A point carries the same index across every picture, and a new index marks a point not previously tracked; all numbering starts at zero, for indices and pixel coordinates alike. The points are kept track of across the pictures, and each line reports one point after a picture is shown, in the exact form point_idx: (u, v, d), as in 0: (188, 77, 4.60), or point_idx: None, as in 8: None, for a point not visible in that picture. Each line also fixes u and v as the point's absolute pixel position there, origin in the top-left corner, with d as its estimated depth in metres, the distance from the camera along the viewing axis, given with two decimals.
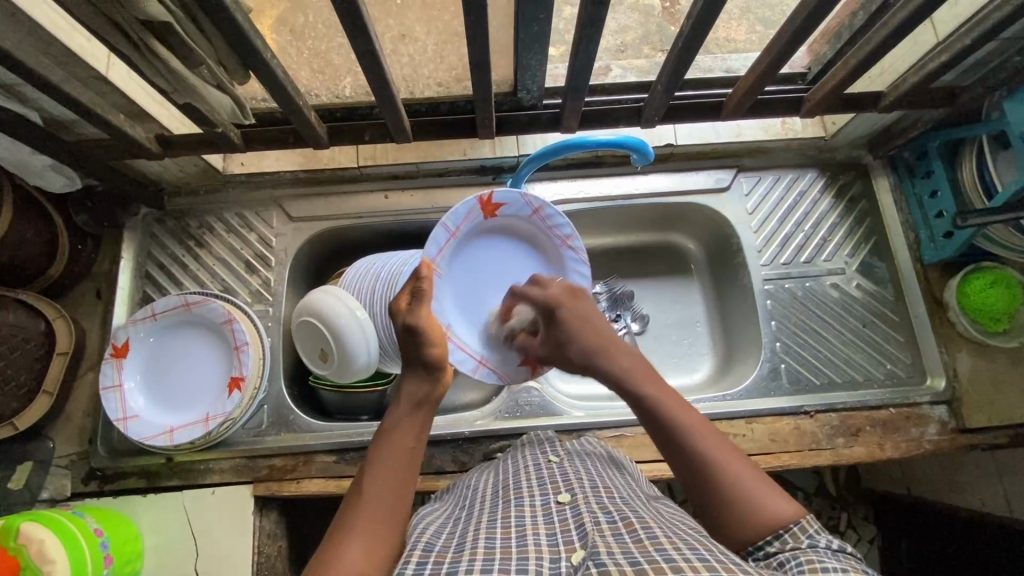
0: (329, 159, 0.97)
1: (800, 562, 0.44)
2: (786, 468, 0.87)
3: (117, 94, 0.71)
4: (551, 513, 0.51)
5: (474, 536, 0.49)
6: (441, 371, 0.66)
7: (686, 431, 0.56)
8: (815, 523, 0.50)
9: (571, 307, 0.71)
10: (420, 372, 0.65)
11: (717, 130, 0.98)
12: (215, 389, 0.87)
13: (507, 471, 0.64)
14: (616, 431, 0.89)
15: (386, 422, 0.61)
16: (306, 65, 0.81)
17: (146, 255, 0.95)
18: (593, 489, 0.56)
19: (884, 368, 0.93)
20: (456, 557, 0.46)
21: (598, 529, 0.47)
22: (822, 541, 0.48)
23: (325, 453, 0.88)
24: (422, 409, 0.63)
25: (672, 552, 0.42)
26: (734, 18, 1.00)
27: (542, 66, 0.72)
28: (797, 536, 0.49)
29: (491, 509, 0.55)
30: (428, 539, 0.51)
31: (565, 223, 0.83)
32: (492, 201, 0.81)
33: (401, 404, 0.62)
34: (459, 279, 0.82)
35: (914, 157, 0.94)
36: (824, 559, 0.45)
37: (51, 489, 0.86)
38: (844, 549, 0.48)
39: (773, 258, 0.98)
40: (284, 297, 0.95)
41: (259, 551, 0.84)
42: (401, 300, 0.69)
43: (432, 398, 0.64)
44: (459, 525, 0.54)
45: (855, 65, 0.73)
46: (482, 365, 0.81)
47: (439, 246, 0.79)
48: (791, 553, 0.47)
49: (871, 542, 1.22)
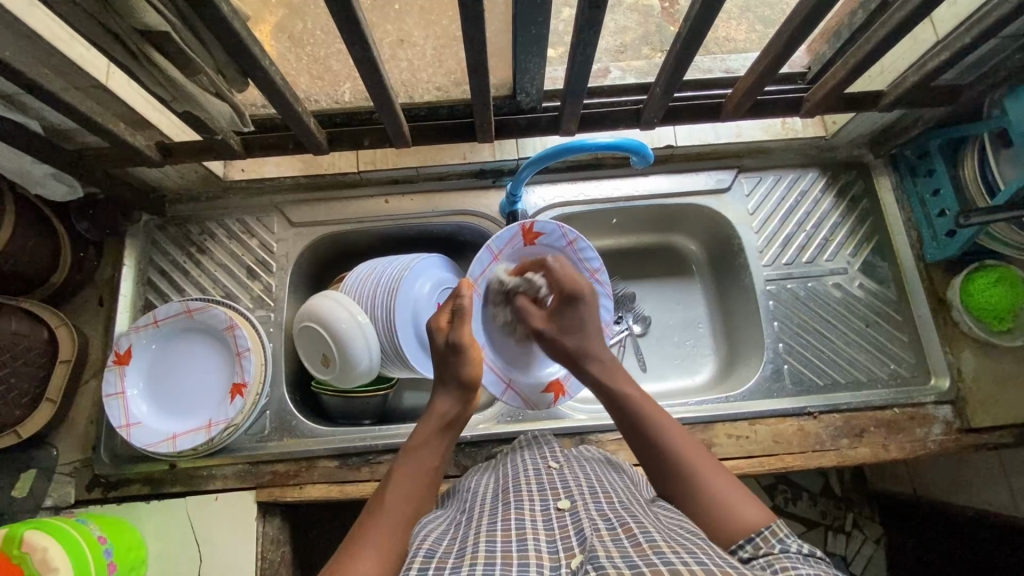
0: (328, 165, 0.97)
1: (774, 568, 0.45)
2: (789, 469, 0.87)
3: (117, 102, 0.71)
4: (549, 519, 0.51)
5: (475, 541, 0.49)
6: (474, 391, 0.70)
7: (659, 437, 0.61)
8: (785, 529, 0.51)
9: (588, 302, 0.78)
10: (455, 392, 0.69)
11: (716, 130, 0.98)
12: (218, 395, 0.87)
13: (506, 475, 0.64)
14: (618, 435, 0.88)
15: (414, 438, 0.65)
16: (305, 71, 0.83)
17: (148, 262, 0.95)
18: (591, 494, 0.56)
19: (888, 368, 0.93)
20: (457, 562, 0.46)
21: (598, 535, 0.47)
22: (793, 547, 0.48)
23: (327, 458, 0.88)
24: (450, 432, 0.67)
25: (671, 556, 0.42)
26: (733, 18, 1.00)
27: (541, 69, 0.72)
28: (768, 540, 0.50)
29: (492, 513, 0.55)
30: (430, 546, 0.50)
31: (594, 258, 0.88)
32: (533, 230, 0.86)
33: (432, 421, 0.66)
34: (500, 303, 0.90)
35: (915, 155, 0.94)
36: (796, 565, 0.45)
37: (55, 496, 0.86)
38: (814, 554, 0.49)
39: (775, 258, 0.97)
40: (286, 302, 0.95)
41: (262, 557, 0.84)
42: (442, 318, 0.73)
43: (459, 421, 0.68)
44: (461, 530, 0.54)
45: (854, 65, 0.72)
46: (509, 389, 0.88)
47: (483, 267, 0.86)
48: (765, 559, 0.47)
49: (877, 543, 1.20)
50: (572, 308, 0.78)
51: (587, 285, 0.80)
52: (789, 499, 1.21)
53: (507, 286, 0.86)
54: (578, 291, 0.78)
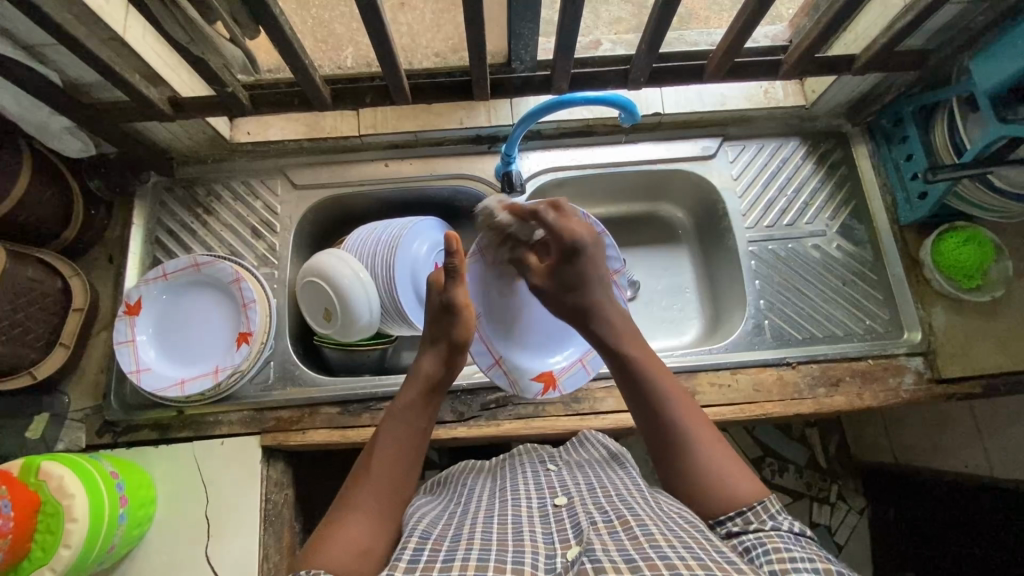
0: (331, 129, 1.00)
1: (766, 548, 0.51)
2: (769, 416, 0.91)
3: (132, 55, 0.74)
4: (547, 515, 0.57)
5: (470, 529, 0.54)
6: (457, 354, 0.72)
7: (665, 396, 0.66)
8: (777, 505, 0.57)
9: (590, 253, 0.79)
10: (440, 352, 0.71)
11: (702, 98, 1.02)
12: (225, 345, 0.91)
13: (505, 476, 0.70)
14: (607, 382, 0.93)
15: (398, 401, 0.67)
16: (311, 33, 0.91)
17: (156, 222, 0.99)
18: (589, 489, 0.61)
19: (863, 324, 0.97)
20: (453, 546, 0.51)
21: (594, 527, 0.51)
22: (783, 524, 0.55)
23: (329, 405, 0.91)
24: (436, 394, 0.69)
25: (668, 550, 0.46)
26: (723, 10, 1.07)
27: (534, 35, 0.78)
28: (760, 516, 0.55)
29: (490, 506, 0.60)
30: (425, 526, 0.56)
31: (616, 256, 0.88)
32: None
33: (417, 384, 0.68)
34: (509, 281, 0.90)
35: (891, 123, 0.99)
36: (789, 546, 0.51)
37: (67, 440, 0.89)
38: (804, 533, 0.55)
39: (757, 221, 1.02)
40: (290, 260, 0.99)
41: (266, 499, 0.88)
42: (438, 276, 0.76)
43: (443, 384, 0.69)
44: (456, 518, 0.59)
45: (825, 26, 0.77)
46: (498, 366, 0.86)
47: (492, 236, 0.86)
48: (757, 538, 0.53)
49: (860, 513, 1.27)
50: (574, 261, 0.78)
51: (592, 239, 0.79)
52: (776, 472, 1.28)
53: (501, 224, 0.83)
54: (579, 244, 0.78)
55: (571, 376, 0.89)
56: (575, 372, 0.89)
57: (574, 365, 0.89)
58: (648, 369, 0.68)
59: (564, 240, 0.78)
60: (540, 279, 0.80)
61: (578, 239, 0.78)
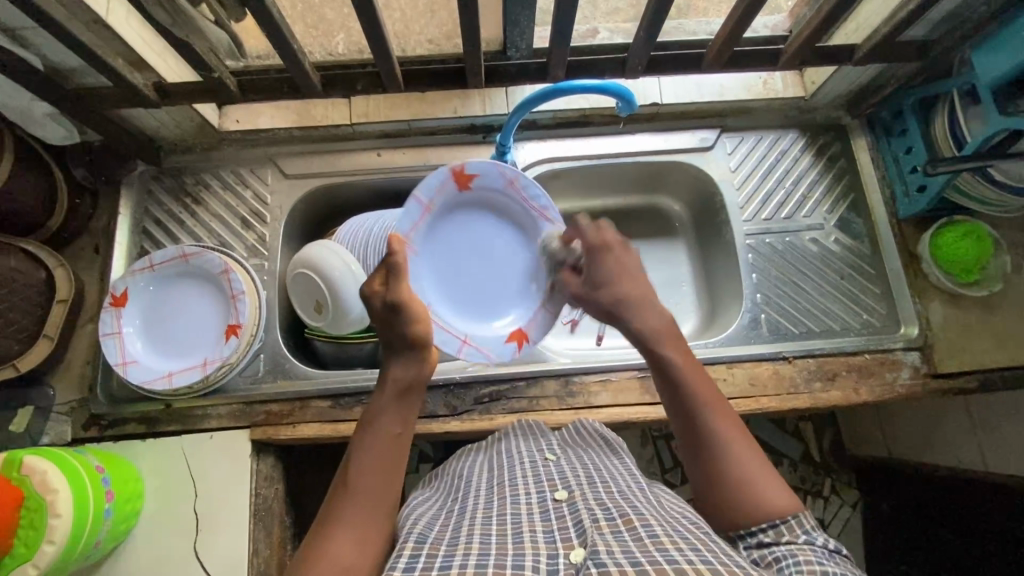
0: (322, 116, 0.99)
1: (799, 562, 0.50)
2: (765, 410, 0.90)
3: (116, 39, 0.72)
4: (546, 510, 0.55)
5: (468, 531, 0.53)
6: (424, 351, 0.66)
7: (700, 402, 0.62)
8: (810, 520, 0.56)
9: (619, 254, 0.74)
10: (408, 357, 0.66)
11: (701, 88, 1.01)
12: (214, 337, 0.89)
13: (501, 465, 0.68)
14: (602, 376, 0.92)
15: (370, 409, 0.63)
16: (301, 19, 0.90)
17: (143, 211, 0.97)
18: (590, 484, 0.60)
19: (860, 318, 0.96)
20: (451, 550, 0.49)
21: (597, 526, 0.50)
22: (818, 539, 0.54)
23: (320, 398, 0.90)
24: (410, 395, 0.64)
25: (674, 554, 0.45)
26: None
27: (530, 22, 0.76)
28: (794, 531, 0.55)
29: (487, 502, 0.59)
30: (421, 529, 0.54)
31: (539, 195, 0.87)
32: (465, 173, 0.86)
33: (387, 390, 0.64)
34: (449, 250, 0.89)
35: (891, 116, 0.98)
36: (822, 561, 0.51)
37: (52, 434, 0.88)
38: (838, 550, 0.54)
39: (755, 214, 1.01)
40: (280, 251, 0.97)
41: (256, 493, 0.87)
42: (375, 282, 0.69)
43: (418, 383, 0.65)
44: (452, 518, 0.57)
45: (826, 16, 0.76)
46: (466, 345, 0.87)
47: (414, 218, 0.84)
48: (788, 549, 0.53)
49: (853, 507, 1.27)
50: (602, 261, 0.74)
51: (622, 243, 0.75)
52: (770, 466, 1.28)
53: (553, 252, 0.86)
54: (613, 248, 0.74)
55: (537, 326, 0.90)
56: (538, 321, 0.90)
57: (536, 315, 0.90)
58: (682, 371, 0.65)
59: (592, 242, 0.75)
60: (576, 288, 0.78)
61: (598, 241, 0.74)
